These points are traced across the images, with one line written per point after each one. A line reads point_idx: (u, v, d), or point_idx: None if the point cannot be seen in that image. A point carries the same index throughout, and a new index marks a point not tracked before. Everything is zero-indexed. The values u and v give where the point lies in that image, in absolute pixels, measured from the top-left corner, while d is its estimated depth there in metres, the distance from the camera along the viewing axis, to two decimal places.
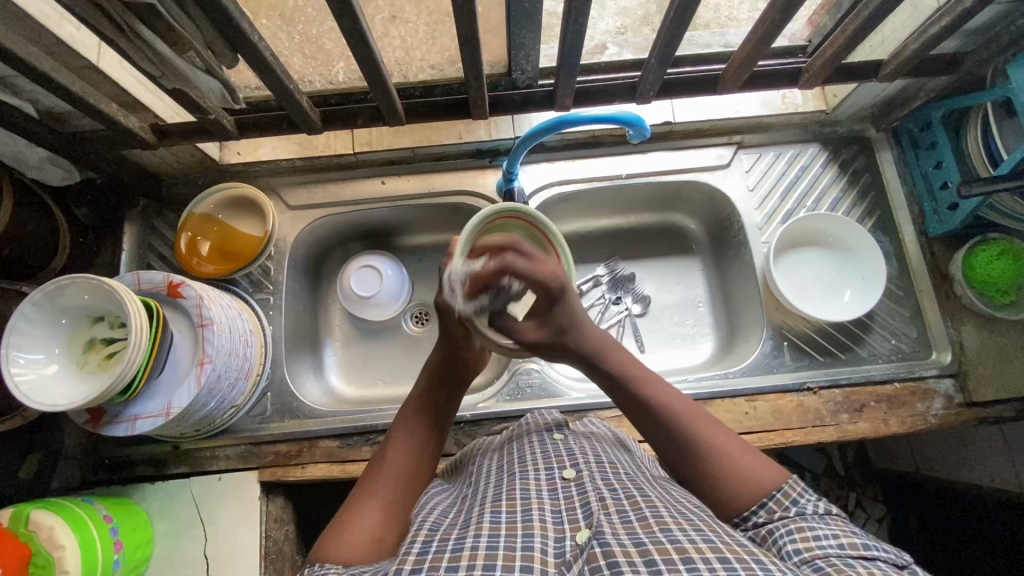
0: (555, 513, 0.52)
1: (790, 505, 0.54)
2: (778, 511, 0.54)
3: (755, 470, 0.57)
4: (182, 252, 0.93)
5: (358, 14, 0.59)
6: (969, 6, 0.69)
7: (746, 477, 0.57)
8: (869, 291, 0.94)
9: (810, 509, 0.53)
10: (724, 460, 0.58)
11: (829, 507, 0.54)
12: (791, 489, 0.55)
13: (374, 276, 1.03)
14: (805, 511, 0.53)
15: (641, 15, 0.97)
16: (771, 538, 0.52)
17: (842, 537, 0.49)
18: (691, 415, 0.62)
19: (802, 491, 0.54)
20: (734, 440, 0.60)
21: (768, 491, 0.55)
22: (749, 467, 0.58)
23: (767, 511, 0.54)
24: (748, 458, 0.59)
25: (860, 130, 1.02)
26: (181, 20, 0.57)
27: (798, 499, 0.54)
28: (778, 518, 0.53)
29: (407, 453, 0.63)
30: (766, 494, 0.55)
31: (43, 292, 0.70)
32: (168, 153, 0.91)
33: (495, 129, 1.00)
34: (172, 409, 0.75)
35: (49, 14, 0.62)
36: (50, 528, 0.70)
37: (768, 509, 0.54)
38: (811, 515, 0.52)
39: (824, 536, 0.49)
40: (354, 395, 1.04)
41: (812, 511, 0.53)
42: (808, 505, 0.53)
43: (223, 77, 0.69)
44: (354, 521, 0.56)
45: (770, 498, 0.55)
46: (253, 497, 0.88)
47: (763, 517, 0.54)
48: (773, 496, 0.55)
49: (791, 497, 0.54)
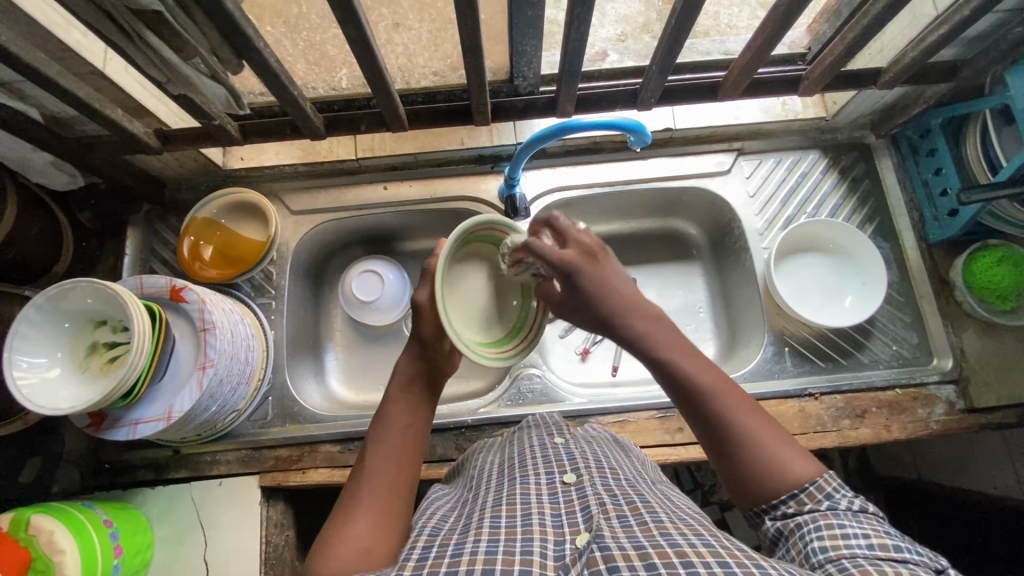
0: (555, 517, 0.52)
1: (823, 499, 0.53)
2: (808, 503, 0.53)
3: (789, 461, 0.56)
4: (184, 256, 0.93)
5: (362, 21, 0.60)
6: (967, 15, 0.70)
7: (780, 468, 0.56)
8: (869, 297, 0.95)
9: (845, 504, 0.52)
10: (757, 447, 0.57)
11: (864, 504, 0.53)
12: (826, 483, 0.54)
13: (375, 280, 1.03)
14: (837, 506, 0.52)
15: (641, 23, 1.00)
16: (797, 529, 0.51)
17: (873, 537, 0.48)
18: (727, 395, 0.60)
19: (837, 486, 0.53)
20: (769, 425, 0.59)
21: (801, 483, 0.55)
22: (783, 458, 0.56)
23: (797, 502, 0.54)
24: (782, 448, 0.57)
25: (860, 137, 1.03)
26: (186, 26, 0.58)
27: (832, 494, 0.53)
28: (808, 510, 0.53)
29: (388, 459, 0.62)
30: (798, 487, 0.55)
31: (47, 296, 0.70)
32: (172, 158, 0.92)
33: (497, 135, 1.01)
34: (173, 413, 0.75)
35: (56, 21, 0.63)
36: (50, 532, 0.70)
37: (798, 500, 0.54)
38: (844, 511, 0.51)
39: (855, 535, 0.48)
40: (355, 400, 1.04)
41: (846, 508, 0.52)
42: (842, 501, 0.52)
43: (228, 82, 0.70)
44: (341, 536, 0.54)
45: (802, 490, 0.54)
46: (253, 502, 0.88)
47: (792, 508, 0.54)
48: (808, 489, 0.54)
49: (826, 492, 0.53)
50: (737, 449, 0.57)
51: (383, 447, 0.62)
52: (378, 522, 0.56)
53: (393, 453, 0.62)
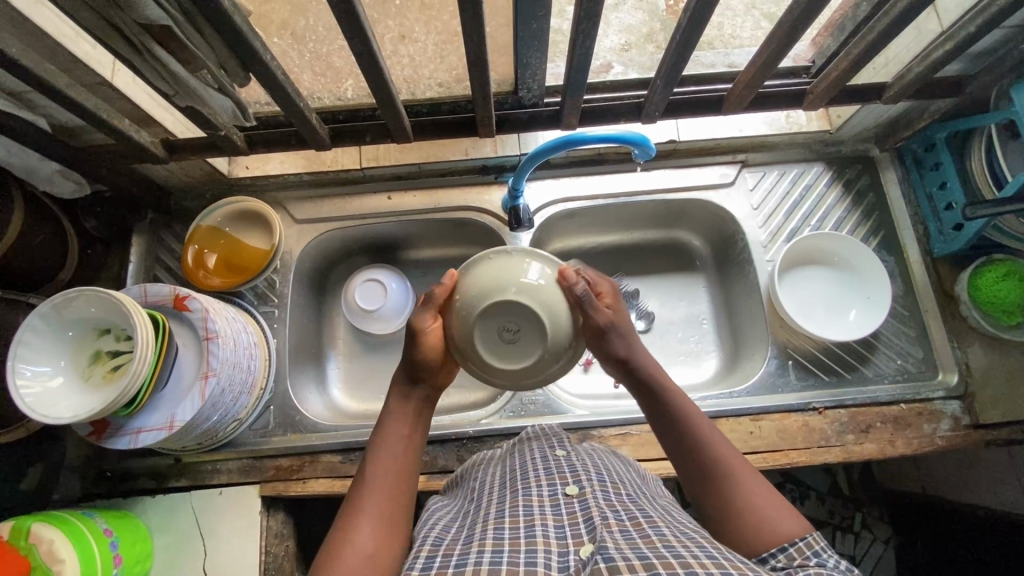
0: (558, 528, 0.51)
1: (812, 556, 0.52)
2: (797, 559, 0.52)
3: (779, 516, 0.57)
4: (188, 264, 0.93)
5: (369, 36, 0.60)
6: (972, 31, 0.70)
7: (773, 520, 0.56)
8: (873, 311, 0.94)
9: (833, 563, 0.51)
10: (746, 497, 0.59)
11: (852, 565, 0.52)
12: (815, 541, 0.53)
13: (378, 289, 1.03)
14: (826, 564, 0.51)
15: (646, 33, 1.00)
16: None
17: None
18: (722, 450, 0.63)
19: (825, 545, 0.53)
20: (761, 482, 0.60)
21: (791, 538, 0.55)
22: (774, 514, 0.57)
23: (787, 556, 0.53)
24: (777, 506, 0.58)
25: (864, 150, 1.03)
26: (194, 39, 0.58)
27: (820, 551, 0.52)
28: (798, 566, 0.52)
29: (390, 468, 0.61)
30: (788, 541, 0.54)
31: (51, 304, 0.71)
32: (178, 167, 0.92)
33: (501, 146, 1.02)
34: (175, 423, 0.75)
35: (67, 33, 0.63)
36: (51, 541, 0.70)
37: (788, 554, 0.53)
38: (832, 569, 0.51)
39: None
40: (356, 409, 1.04)
41: (834, 566, 0.51)
42: (830, 560, 0.51)
43: (235, 95, 0.70)
44: (341, 549, 0.53)
45: (792, 544, 0.54)
46: (253, 512, 0.88)
47: (781, 562, 0.53)
48: (798, 544, 0.53)
49: (814, 549, 0.53)
50: (727, 495, 0.59)
51: (379, 457, 0.62)
52: (378, 533, 0.56)
53: (390, 464, 0.61)
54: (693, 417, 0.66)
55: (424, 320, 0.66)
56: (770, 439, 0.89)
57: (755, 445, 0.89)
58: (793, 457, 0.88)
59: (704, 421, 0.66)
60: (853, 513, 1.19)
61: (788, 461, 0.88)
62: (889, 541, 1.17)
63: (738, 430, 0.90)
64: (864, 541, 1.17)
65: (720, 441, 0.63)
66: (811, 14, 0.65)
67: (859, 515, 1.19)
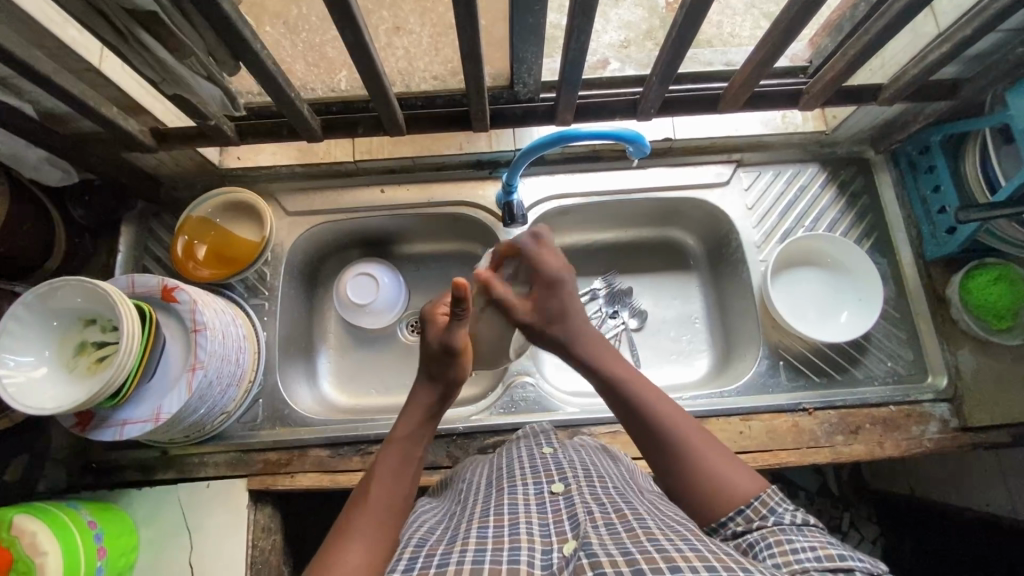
0: (543, 526, 0.51)
1: (768, 514, 0.54)
2: (755, 520, 0.54)
3: (735, 477, 0.59)
4: (177, 255, 0.93)
5: (360, 27, 0.59)
6: (970, 34, 0.70)
7: (726, 485, 0.58)
8: (864, 313, 0.94)
9: (788, 518, 0.53)
10: (700, 464, 0.60)
11: (808, 518, 0.54)
12: (769, 499, 0.56)
13: (370, 283, 1.03)
14: (782, 521, 0.53)
15: (644, 29, 0.99)
16: (751, 549, 0.52)
17: (820, 549, 0.49)
18: (667, 412, 0.65)
19: (779, 500, 0.55)
20: (718, 447, 0.62)
21: (748, 499, 0.56)
22: (728, 475, 0.59)
23: (745, 518, 0.55)
24: (729, 468, 0.60)
25: (860, 152, 1.02)
26: (181, 26, 0.57)
27: (775, 509, 0.54)
28: (756, 528, 0.54)
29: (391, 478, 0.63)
30: (744, 503, 0.56)
31: (35, 293, 0.70)
32: (168, 157, 0.91)
33: (496, 141, 1.01)
34: (161, 414, 0.74)
35: (52, 18, 0.62)
36: (33, 532, 0.70)
37: (746, 517, 0.55)
38: (789, 526, 0.53)
39: (802, 549, 0.49)
40: (346, 403, 1.03)
41: (790, 522, 0.53)
42: (786, 515, 0.54)
43: (225, 84, 0.69)
44: (338, 550, 0.54)
45: (748, 506, 0.56)
46: (240, 506, 0.87)
47: (740, 526, 0.55)
48: (755, 505, 0.55)
49: (769, 507, 0.55)
50: (681, 462, 0.61)
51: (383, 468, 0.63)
52: (375, 543, 0.55)
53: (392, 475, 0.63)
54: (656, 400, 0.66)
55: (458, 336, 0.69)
56: (760, 439, 0.89)
57: (744, 445, 0.89)
58: (783, 458, 0.88)
59: (647, 387, 0.68)
60: (842, 513, 1.20)
61: (777, 461, 0.88)
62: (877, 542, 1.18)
63: (729, 430, 0.90)
64: (853, 541, 1.18)
65: (676, 416, 0.65)
66: (807, 15, 0.64)
67: (848, 515, 1.19)
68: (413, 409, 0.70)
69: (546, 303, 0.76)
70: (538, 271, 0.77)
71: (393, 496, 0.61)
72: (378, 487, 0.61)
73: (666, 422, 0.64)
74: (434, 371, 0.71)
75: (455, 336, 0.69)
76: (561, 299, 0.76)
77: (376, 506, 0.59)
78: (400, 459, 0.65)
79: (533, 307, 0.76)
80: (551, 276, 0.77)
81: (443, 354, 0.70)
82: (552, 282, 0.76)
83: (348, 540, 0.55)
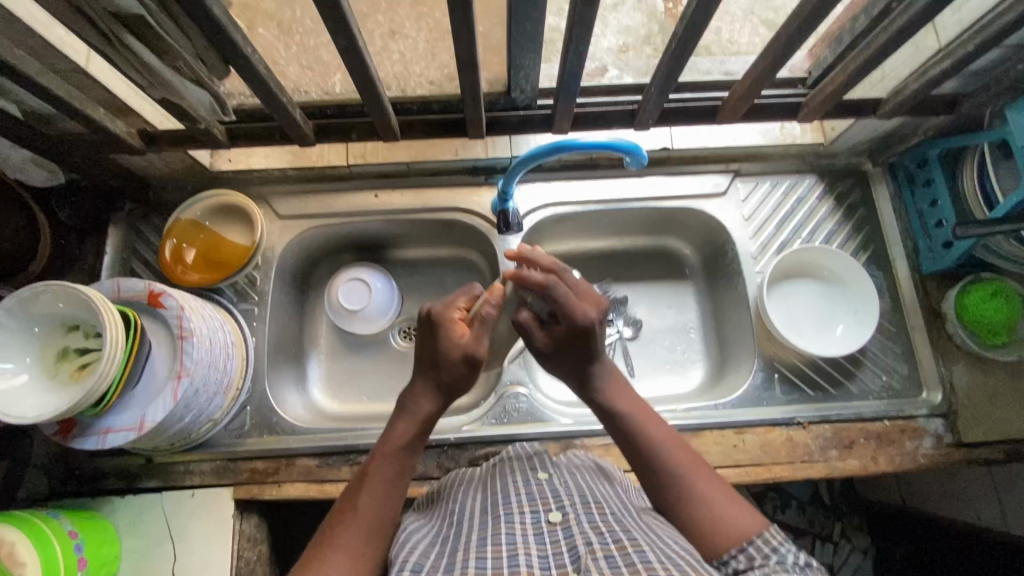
0: (542, 558, 0.50)
1: (771, 554, 0.54)
2: (758, 558, 0.54)
3: (738, 514, 0.58)
4: (165, 259, 0.91)
5: (354, 32, 0.58)
6: (971, 50, 0.69)
7: (727, 522, 0.58)
8: (860, 327, 0.94)
9: (791, 557, 0.53)
10: (702, 499, 0.60)
11: (810, 559, 0.54)
12: (773, 537, 0.55)
13: (362, 289, 1.01)
14: (784, 561, 0.53)
15: (643, 34, 0.99)
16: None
17: None
18: (670, 443, 0.65)
19: (781, 539, 0.55)
20: (716, 480, 0.62)
21: (748, 536, 0.56)
22: (729, 512, 0.59)
23: (748, 556, 0.55)
24: (731, 505, 0.59)
25: (857, 164, 1.02)
26: (169, 28, 0.56)
27: (778, 548, 0.54)
28: (758, 567, 0.53)
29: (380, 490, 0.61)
30: (745, 539, 0.56)
31: (17, 298, 0.68)
32: (158, 158, 0.89)
33: (492, 148, 0.99)
34: (145, 423, 0.73)
35: (37, 17, 0.60)
36: (12, 544, 0.68)
37: (748, 554, 0.55)
38: (791, 565, 0.53)
39: None
40: (337, 411, 1.02)
41: (792, 562, 0.53)
42: (789, 555, 0.54)
43: (214, 88, 0.68)
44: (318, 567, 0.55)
45: (750, 543, 0.55)
46: (225, 515, 0.85)
47: (743, 562, 0.54)
48: (757, 544, 0.55)
49: (772, 544, 0.55)
50: (684, 494, 0.61)
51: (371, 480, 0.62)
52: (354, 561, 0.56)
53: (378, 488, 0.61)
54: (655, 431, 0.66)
55: (486, 347, 0.68)
56: (754, 453, 0.89)
57: (738, 459, 0.88)
58: (776, 472, 0.88)
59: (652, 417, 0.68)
60: (834, 523, 1.19)
61: (771, 476, 0.87)
62: (868, 551, 1.18)
63: (722, 443, 0.89)
64: (844, 551, 1.17)
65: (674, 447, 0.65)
66: (809, 28, 0.64)
67: (839, 525, 1.19)
68: (411, 415, 0.66)
69: (563, 343, 0.70)
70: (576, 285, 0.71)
71: (380, 516, 0.60)
72: (369, 501, 0.60)
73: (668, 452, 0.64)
74: (444, 382, 0.67)
75: (482, 345, 0.67)
76: (581, 348, 0.69)
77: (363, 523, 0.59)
78: (394, 472, 0.63)
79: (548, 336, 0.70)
80: (576, 327, 0.68)
81: (460, 365, 0.66)
82: (578, 331, 0.68)
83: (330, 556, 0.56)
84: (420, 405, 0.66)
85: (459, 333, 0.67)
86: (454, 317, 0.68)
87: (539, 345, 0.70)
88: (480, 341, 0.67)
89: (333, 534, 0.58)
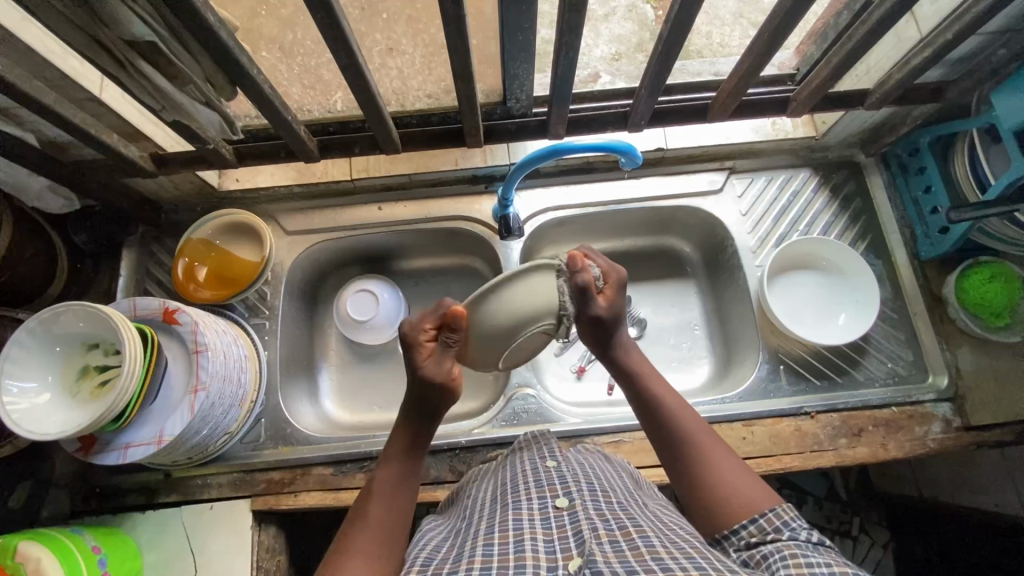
0: (548, 543, 0.50)
1: (781, 526, 0.54)
2: (768, 531, 0.54)
3: (747, 491, 0.59)
4: (179, 277, 0.93)
5: (354, 49, 0.61)
6: (948, 40, 0.71)
7: (735, 497, 0.59)
8: (861, 316, 0.95)
9: (802, 533, 0.53)
10: (712, 475, 0.61)
11: (822, 538, 0.53)
12: (784, 513, 0.55)
13: (369, 300, 1.03)
14: (796, 536, 0.53)
15: (636, 41, 1.01)
16: (764, 560, 0.51)
17: (835, 565, 0.47)
18: (686, 418, 0.67)
19: (795, 516, 0.55)
20: (734, 459, 0.63)
21: (759, 511, 0.57)
22: (740, 486, 0.60)
23: (758, 529, 0.55)
24: (742, 482, 0.60)
25: (850, 156, 1.04)
26: (178, 53, 0.59)
27: (789, 523, 0.54)
28: (770, 540, 0.53)
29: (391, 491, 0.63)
30: (756, 514, 0.57)
31: (39, 319, 0.71)
32: (168, 181, 0.93)
33: (491, 156, 1.02)
34: (164, 437, 0.75)
35: (54, 50, 0.64)
36: (37, 559, 0.69)
37: (758, 526, 0.55)
38: (804, 542, 0.52)
39: (817, 564, 0.47)
40: (350, 421, 1.03)
41: (805, 538, 0.52)
42: (801, 532, 0.53)
43: (223, 110, 0.71)
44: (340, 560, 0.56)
45: (760, 517, 0.56)
46: (243, 527, 0.87)
47: (754, 536, 0.54)
48: (767, 516, 0.55)
49: (783, 520, 0.55)
50: (697, 470, 0.62)
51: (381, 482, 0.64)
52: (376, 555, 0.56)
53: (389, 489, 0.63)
54: (676, 406, 0.68)
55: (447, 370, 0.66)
56: (764, 444, 0.89)
57: (748, 451, 0.89)
58: (786, 462, 0.88)
59: (675, 398, 0.69)
60: (852, 518, 1.19)
61: (781, 466, 0.88)
62: (888, 545, 1.17)
63: (731, 436, 0.90)
64: (863, 546, 1.17)
65: (701, 430, 0.66)
66: (791, 23, 0.65)
67: (857, 520, 1.18)
68: (410, 419, 0.68)
69: (614, 302, 0.70)
70: (610, 274, 0.71)
71: (395, 508, 0.62)
72: (380, 500, 0.62)
73: (685, 429, 0.66)
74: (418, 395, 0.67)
75: (441, 371, 0.66)
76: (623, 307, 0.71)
77: (378, 523, 0.60)
78: (400, 472, 0.65)
79: (607, 307, 0.69)
80: (621, 281, 0.71)
81: (430, 390, 0.66)
82: (622, 285, 0.71)
83: (351, 550, 0.56)
84: (409, 416, 0.68)
85: (421, 357, 0.67)
86: (416, 340, 0.67)
87: (600, 312, 0.69)
88: (440, 368, 0.66)
89: (350, 536, 0.59)
